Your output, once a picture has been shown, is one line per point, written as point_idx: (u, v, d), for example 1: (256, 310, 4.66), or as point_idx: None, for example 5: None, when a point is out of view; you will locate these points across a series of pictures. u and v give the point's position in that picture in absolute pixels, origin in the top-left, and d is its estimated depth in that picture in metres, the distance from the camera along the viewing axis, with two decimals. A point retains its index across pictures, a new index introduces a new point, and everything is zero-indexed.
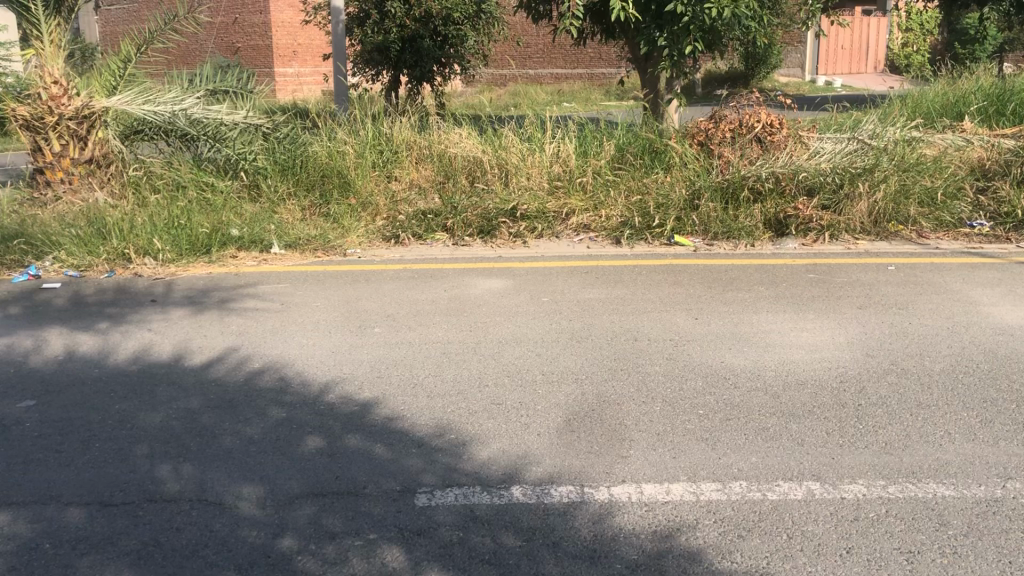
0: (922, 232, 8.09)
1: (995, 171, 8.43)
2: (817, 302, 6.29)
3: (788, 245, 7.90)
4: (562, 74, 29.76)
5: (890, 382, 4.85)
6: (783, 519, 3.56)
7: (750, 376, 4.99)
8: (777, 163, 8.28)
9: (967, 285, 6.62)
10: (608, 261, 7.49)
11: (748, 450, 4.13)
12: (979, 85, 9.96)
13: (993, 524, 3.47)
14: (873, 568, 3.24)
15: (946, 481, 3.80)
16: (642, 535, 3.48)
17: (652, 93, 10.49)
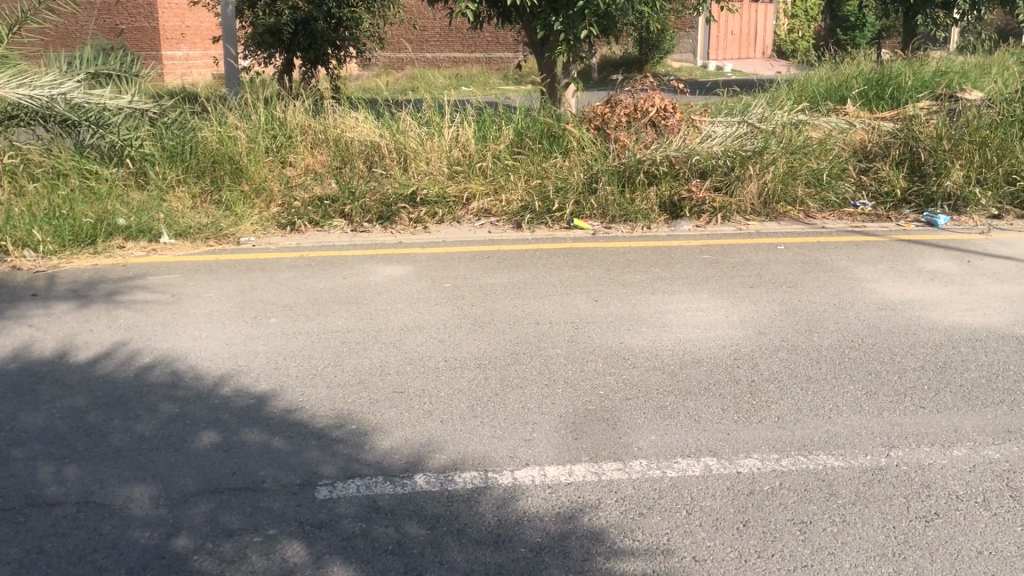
0: (809, 212, 8.37)
1: (876, 153, 8.77)
2: (712, 282, 6.44)
3: (683, 227, 8.06)
4: (460, 57, 29.63)
5: (781, 358, 5.00)
6: (681, 495, 3.64)
7: (648, 356, 5.07)
8: (671, 147, 8.46)
9: (853, 262, 6.88)
10: (509, 245, 7.51)
11: (647, 428, 4.20)
12: (860, 70, 10.35)
13: (878, 491, 3.63)
14: (768, 540, 3.34)
15: (835, 452, 3.94)
16: (546, 518, 3.50)
17: (549, 77, 10.54)
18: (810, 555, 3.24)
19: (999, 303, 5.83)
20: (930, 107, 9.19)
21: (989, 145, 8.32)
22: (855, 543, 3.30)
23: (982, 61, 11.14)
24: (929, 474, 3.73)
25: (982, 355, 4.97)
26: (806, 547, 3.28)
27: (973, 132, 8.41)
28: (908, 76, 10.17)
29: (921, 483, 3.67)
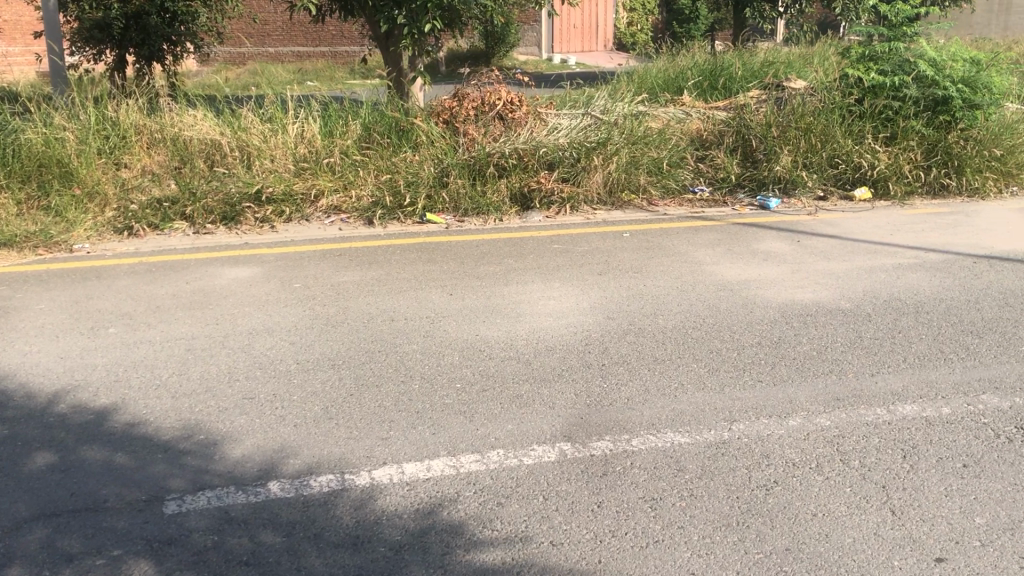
0: (652, 200, 8.64)
1: (712, 141, 9.18)
2: (563, 271, 6.58)
3: (534, 217, 8.15)
4: (304, 52, 28.96)
5: (630, 342, 5.16)
6: (538, 482, 3.70)
7: (502, 347, 5.13)
8: (518, 140, 8.61)
9: (694, 246, 7.18)
10: (361, 242, 7.41)
11: (503, 418, 4.25)
12: (695, 62, 10.79)
13: (721, 464, 3.81)
14: (621, 518, 3.44)
15: (681, 429, 4.11)
16: (405, 515, 3.49)
17: (395, 72, 10.47)
18: (660, 531, 3.36)
19: (827, 279, 6.21)
20: (759, 96, 9.66)
21: (813, 131, 8.84)
22: (702, 515, 3.45)
23: (805, 51, 11.82)
24: (768, 445, 3.95)
25: (813, 329, 5.28)
26: (657, 523, 3.41)
27: (799, 120, 8.91)
28: (738, 66, 10.66)
29: (761, 454, 3.87)
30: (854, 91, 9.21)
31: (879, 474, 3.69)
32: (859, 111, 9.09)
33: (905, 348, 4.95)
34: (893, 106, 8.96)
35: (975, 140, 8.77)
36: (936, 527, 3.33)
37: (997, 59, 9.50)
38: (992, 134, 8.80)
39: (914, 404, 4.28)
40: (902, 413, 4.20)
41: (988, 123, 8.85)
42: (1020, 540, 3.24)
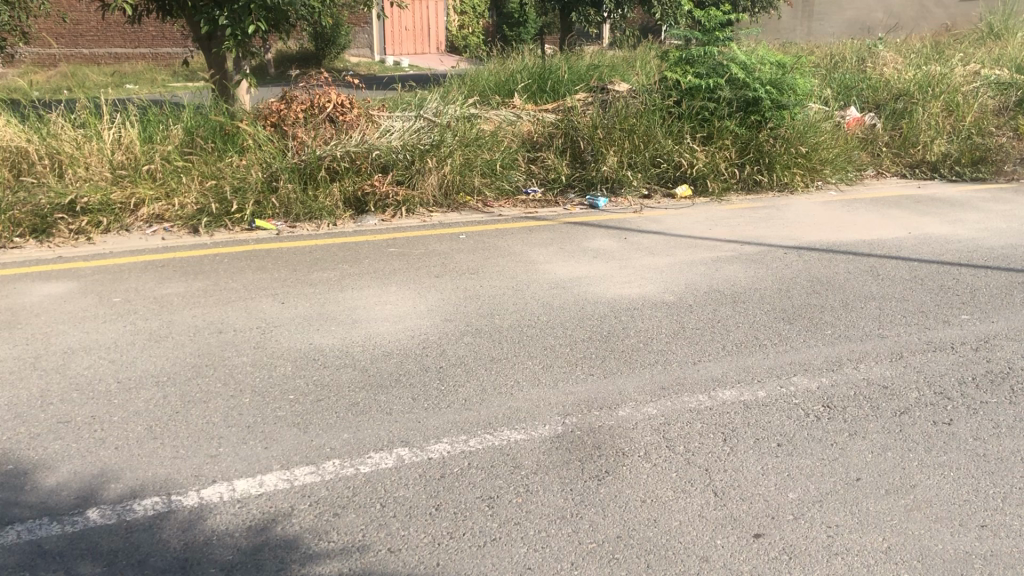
0: (487, 201, 8.73)
1: (542, 142, 9.38)
2: (399, 274, 6.55)
3: (368, 221, 8.06)
4: (122, 53, 27.51)
5: (467, 343, 5.19)
6: (376, 489, 3.67)
7: (337, 355, 5.04)
8: (350, 143, 8.51)
9: (528, 246, 7.31)
10: (187, 252, 7.10)
11: (339, 427, 4.19)
12: (524, 65, 10.99)
13: (556, 458, 3.90)
14: (459, 519, 3.46)
15: (517, 426, 4.17)
16: (237, 533, 3.38)
17: (218, 74, 10.10)
18: (498, 529, 3.40)
19: (653, 274, 6.46)
20: (585, 98, 9.93)
21: (637, 132, 9.18)
22: (538, 510, 3.52)
23: (628, 54, 12.25)
24: (600, 436, 4.07)
25: (640, 322, 5.49)
26: (494, 521, 3.45)
27: (623, 121, 9.23)
28: (565, 70, 10.91)
29: (593, 445, 3.99)
30: (673, 93, 9.62)
31: (703, 458, 3.88)
32: (678, 112, 9.51)
33: (725, 337, 5.22)
34: (709, 107, 9.42)
35: (783, 139, 9.36)
36: (754, 504, 3.54)
37: (800, 62, 10.14)
38: (798, 132, 9.40)
39: (733, 389, 4.53)
40: (722, 398, 4.44)
41: (794, 123, 9.41)
42: (828, 510, 3.48)
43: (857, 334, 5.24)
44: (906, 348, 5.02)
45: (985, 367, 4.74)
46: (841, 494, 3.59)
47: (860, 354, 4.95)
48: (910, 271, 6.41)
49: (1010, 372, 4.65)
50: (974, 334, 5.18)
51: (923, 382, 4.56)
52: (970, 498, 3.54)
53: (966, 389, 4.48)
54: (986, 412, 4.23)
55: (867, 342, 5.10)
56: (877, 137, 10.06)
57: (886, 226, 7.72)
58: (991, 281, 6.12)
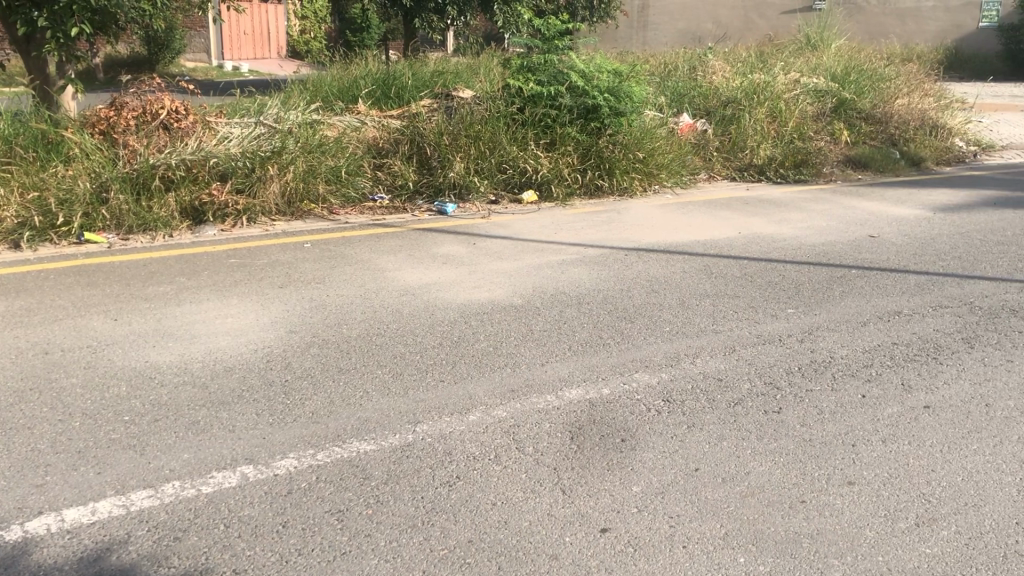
0: (332, 209, 8.58)
1: (387, 149, 9.33)
2: (242, 286, 6.35)
3: (207, 232, 7.76)
4: None
5: (313, 354, 5.09)
6: (218, 510, 3.54)
7: (176, 372, 4.84)
8: (186, 151, 8.19)
9: (374, 253, 7.23)
10: (7, 269, 6.62)
11: (179, 447, 4.01)
12: (367, 71, 10.89)
13: (406, 466, 3.88)
14: (308, 535, 3.39)
15: (367, 437, 4.13)
16: (66, 567, 3.18)
17: (39, 79, 9.49)
18: (347, 542, 3.35)
19: (501, 278, 6.54)
20: (430, 104, 9.94)
21: (481, 139, 9.27)
22: (388, 520, 3.49)
23: (472, 61, 12.34)
24: (450, 441, 4.08)
25: (488, 327, 5.54)
26: (344, 534, 3.39)
27: (467, 128, 9.30)
28: (408, 77, 10.86)
29: (444, 451, 3.99)
30: (516, 101, 9.77)
31: (551, 458, 3.95)
32: (521, 119, 9.66)
33: (570, 337, 5.34)
34: (550, 114, 9.63)
35: (622, 145, 9.66)
36: (601, 500, 3.63)
37: (636, 71, 10.52)
38: (636, 138, 9.72)
39: (579, 388, 4.64)
40: (569, 398, 4.54)
41: (631, 129, 9.74)
42: (670, 502, 3.62)
43: (693, 330, 5.47)
44: (739, 342, 5.28)
45: (808, 357, 5.05)
46: (681, 485, 3.74)
47: (696, 349, 5.17)
48: (741, 269, 6.76)
49: (831, 361, 4.98)
50: (799, 326, 5.52)
51: (754, 374, 4.82)
52: (798, 481, 3.76)
53: (792, 378, 4.76)
54: (810, 399, 4.51)
55: (703, 338, 5.34)
56: (709, 142, 10.54)
57: (718, 227, 8.10)
58: (813, 277, 6.54)
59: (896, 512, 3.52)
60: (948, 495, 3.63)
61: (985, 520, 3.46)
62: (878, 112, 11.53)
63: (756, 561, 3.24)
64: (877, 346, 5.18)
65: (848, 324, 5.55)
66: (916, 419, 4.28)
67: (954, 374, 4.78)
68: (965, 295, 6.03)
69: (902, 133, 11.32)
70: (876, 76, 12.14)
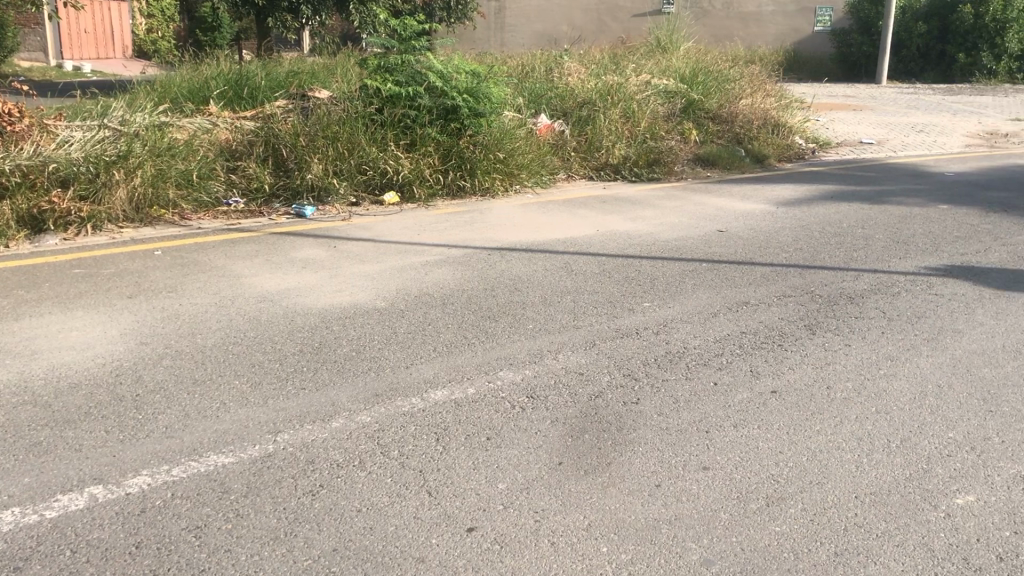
0: (184, 214, 8.26)
1: (242, 151, 9.06)
2: (87, 297, 6.03)
3: (47, 241, 7.32)
4: None
5: (166, 366, 4.89)
6: (64, 535, 3.35)
7: (14, 391, 4.54)
8: (22, 156, 7.71)
9: (230, 260, 7.01)
10: None
11: (18, 472, 3.77)
12: (218, 71, 10.54)
13: (267, 477, 3.78)
14: (163, 555, 3.25)
15: (225, 450, 3.99)
16: None
17: None
18: (206, 559, 3.24)
19: (362, 282, 6.46)
20: (285, 105, 9.70)
21: (340, 140, 9.12)
22: (249, 534, 3.39)
23: (328, 62, 12.14)
24: (312, 450, 4.00)
25: (350, 331, 5.46)
26: (203, 551, 3.28)
27: (325, 129, 9.14)
28: (261, 77, 10.57)
29: (306, 460, 3.91)
30: (374, 101, 9.66)
31: (416, 460, 3.94)
32: (380, 119, 9.57)
33: (434, 338, 5.33)
34: (410, 114, 9.58)
35: (482, 145, 9.70)
36: (467, 499, 3.64)
37: (493, 72, 10.59)
38: (496, 139, 9.78)
39: (443, 390, 4.64)
40: (433, 399, 4.53)
41: (491, 130, 9.76)
42: (534, 497, 3.67)
43: (554, 326, 5.57)
44: (599, 336, 5.41)
45: (664, 348, 5.22)
46: (545, 479, 3.80)
47: (557, 345, 5.26)
48: (600, 265, 6.92)
49: (686, 352, 5.17)
50: (655, 319, 5.70)
51: (613, 366, 4.95)
52: (656, 469, 3.88)
53: (649, 369, 4.92)
54: (666, 389, 4.67)
55: (565, 334, 5.44)
56: (566, 141, 10.75)
57: (578, 225, 8.26)
58: (667, 271, 6.76)
59: (747, 494, 3.69)
60: (794, 474, 3.84)
61: (827, 496, 3.67)
62: (725, 112, 12.04)
63: (618, 550, 3.33)
64: (727, 335, 5.41)
65: (701, 315, 5.78)
66: (764, 403, 4.50)
67: (798, 359, 5.05)
68: (806, 284, 6.38)
69: (747, 132, 11.86)
70: (721, 77, 12.67)
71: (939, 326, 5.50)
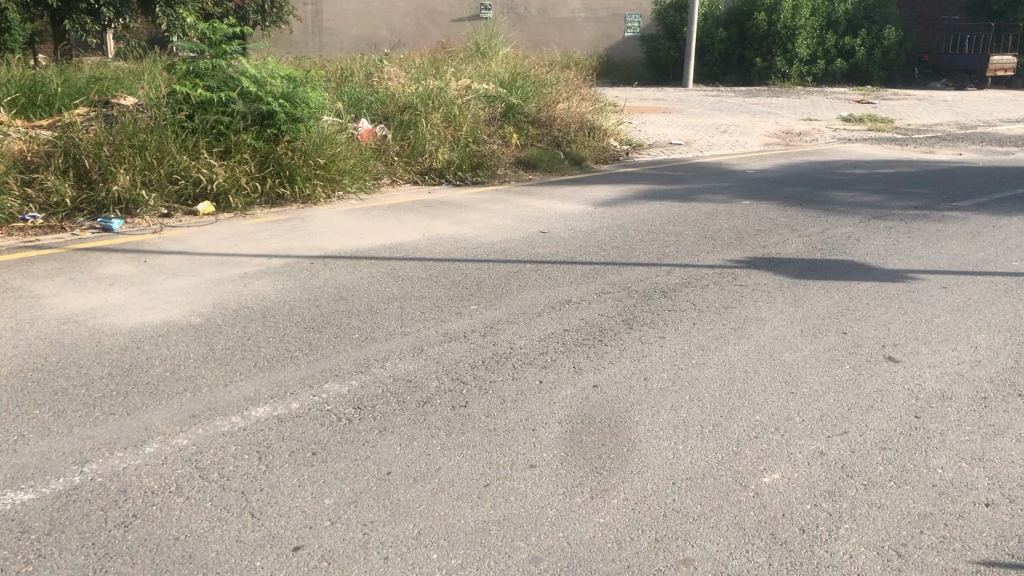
0: None
1: (38, 163, 8.44)
2: None
3: None
4: None
5: None
6: None
7: None
8: None
9: (29, 279, 6.52)
10: None
11: None
12: (9, 78, 9.76)
13: (73, 512, 3.53)
14: None
15: (24, 486, 3.70)
16: None
17: None
18: None
19: (176, 297, 6.16)
20: (85, 112, 9.12)
21: (147, 148, 8.68)
22: None
23: (133, 67, 11.52)
24: (123, 478, 3.78)
25: (164, 350, 5.20)
26: None
27: (131, 137, 8.67)
28: (58, 84, 9.88)
29: (117, 490, 3.69)
30: (183, 107, 9.26)
31: (238, 481, 3.80)
32: (191, 127, 9.18)
33: (255, 353, 5.16)
34: (223, 121, 9.23)
35: (301, 151, 9.46)
36: (291, 517, 3.54)
37: (311, 77, 10.38)
38: (315, 145, 9.57)
39: (266, 406, 4.49)
40: (255, 416, 4.38)
41: (309, 135, 9.54)
42: (362, 509, 3.61)
43: (381, 334, 5.51)
44: (426, 341, 5.40)
45: (490, 350, 5.28)
46: (374, 491, 3.75)
47: (384, 353, 5.21)
48: (426, 270, 6.92)
49: (511, 352, 5.25)
50: (482, 322, 5.75)
51: (441, 371, 4.96)
52: (484, 471, 3.92)
53: (476, 372, 4.95)
54: (493, 390, 4.71)
55: (391, 341, 5.39)
56: (388, 146, 10.68)
57: (401, 230, 8.22)
58: (492, 273, 6.84)
59: (573, 488, 3.78)
60: (616, 465, 3.97)
61: (648, 484, 3.82)
62: (543, 116, 12.30)
63: (448, 556, 3.33)
64: (551, 334, 5.54)
65: (525, 315, 5.88)
66: (587, 398, 4.63)
67: (617, 353, 5.24)
68: (625, 281, 6.62)
69: (565, 135, 12.18)
70: (539, 82, 12.96)
71: (745, 316, 5.84)
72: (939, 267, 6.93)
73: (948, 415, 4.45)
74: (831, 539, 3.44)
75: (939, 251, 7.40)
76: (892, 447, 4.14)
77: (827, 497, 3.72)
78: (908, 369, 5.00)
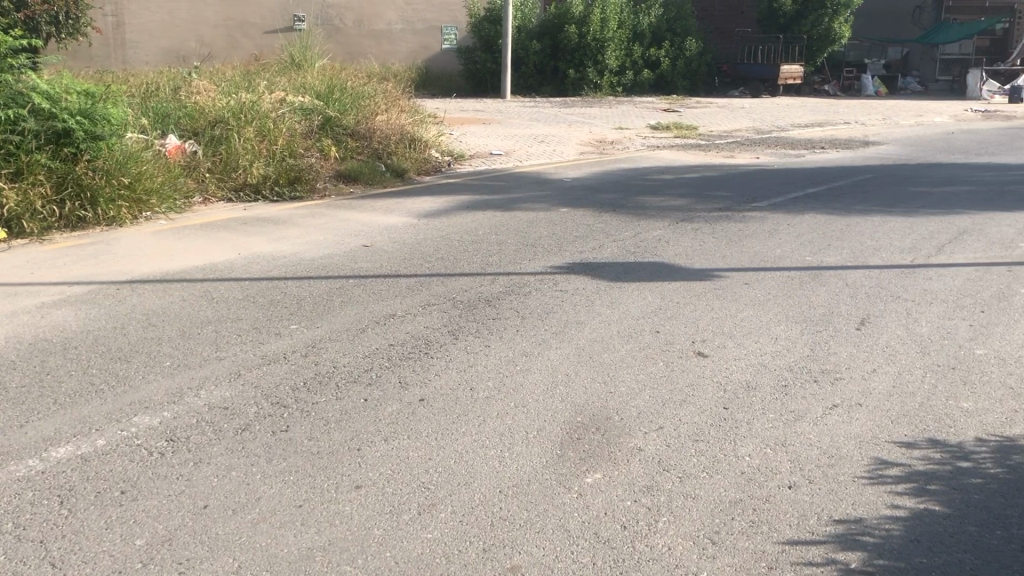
0: None
1: None
2: None
3: None
4: None
5: None
6: None
7: None
8: None
9: None
10: None
11: None
12: None
13: None
14: None
15: None
16: None
17: None
18: None
19: None
20: None
21: None
22: None
23: None
24: None
25: None
26: None
27: None
28: None
29: None
30: None
31: (36, 530, 3.51)
32: None
33: (54, 390, 4.79)
34: (13, 140, 8.51)
35: (103, 171, 8.90)
36: (97, 564, 3.31)
37: (111, 92, 9.81)
38: (118, 164, 9.03)
39: (67, 446, 4.19)
40: (55, 458, 4.07)
41: (112, 153, 8.99)
42: (177, 547, 3.42)
43: (195, 360, 5.27)
44: (243, 366, 5.20)
45: (312, 370, 5.14)
46: (189, 527, 3.56)
47: (198, 381, 4.97)
48: (242, 290, 6.68)
49: (334, 371, 5.14)
50: (304, 341, 5.60)
51: (260, 396, 4.78)
52: (308, 496, 3.80)
53: (298, 394, 4.81)
54: (315, 412, 4.59)
55: (206, 367, 5.16)
56: (199, 163, 10.28)
57: (215, 250, 7.89)
58: (313, 290, 6.68)
59: (399, 506, 3.73)
60: (444, 479, 3.95)
61: (475, 495, 3.83)
62: (362, 128, 12.09)
63: None
64: (375, 350, 5.47)
65: (348, 332, 5.77)
66: (413, 412, 4.60)
67: (443, 365, 5.23)
68: (449, 292, 6.63)
69: (385, 148, 12.09)
70: (357, 94, 12.71)
71: (565, 320, 5.98)
72: (742, 265, 7.36)
73: (753, 405, 4.72)
74: (650, 533, 3.56)
75: (741, 250, 7.85)
76: (704, 439, 4.34)
77: (646, 493, 3.85)
78: (717, 363, 5.28)
